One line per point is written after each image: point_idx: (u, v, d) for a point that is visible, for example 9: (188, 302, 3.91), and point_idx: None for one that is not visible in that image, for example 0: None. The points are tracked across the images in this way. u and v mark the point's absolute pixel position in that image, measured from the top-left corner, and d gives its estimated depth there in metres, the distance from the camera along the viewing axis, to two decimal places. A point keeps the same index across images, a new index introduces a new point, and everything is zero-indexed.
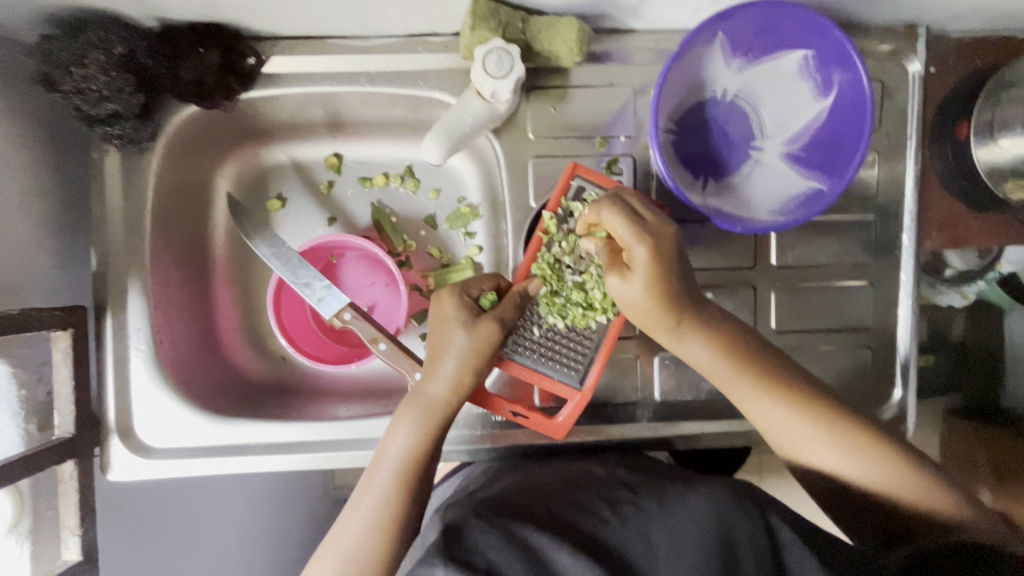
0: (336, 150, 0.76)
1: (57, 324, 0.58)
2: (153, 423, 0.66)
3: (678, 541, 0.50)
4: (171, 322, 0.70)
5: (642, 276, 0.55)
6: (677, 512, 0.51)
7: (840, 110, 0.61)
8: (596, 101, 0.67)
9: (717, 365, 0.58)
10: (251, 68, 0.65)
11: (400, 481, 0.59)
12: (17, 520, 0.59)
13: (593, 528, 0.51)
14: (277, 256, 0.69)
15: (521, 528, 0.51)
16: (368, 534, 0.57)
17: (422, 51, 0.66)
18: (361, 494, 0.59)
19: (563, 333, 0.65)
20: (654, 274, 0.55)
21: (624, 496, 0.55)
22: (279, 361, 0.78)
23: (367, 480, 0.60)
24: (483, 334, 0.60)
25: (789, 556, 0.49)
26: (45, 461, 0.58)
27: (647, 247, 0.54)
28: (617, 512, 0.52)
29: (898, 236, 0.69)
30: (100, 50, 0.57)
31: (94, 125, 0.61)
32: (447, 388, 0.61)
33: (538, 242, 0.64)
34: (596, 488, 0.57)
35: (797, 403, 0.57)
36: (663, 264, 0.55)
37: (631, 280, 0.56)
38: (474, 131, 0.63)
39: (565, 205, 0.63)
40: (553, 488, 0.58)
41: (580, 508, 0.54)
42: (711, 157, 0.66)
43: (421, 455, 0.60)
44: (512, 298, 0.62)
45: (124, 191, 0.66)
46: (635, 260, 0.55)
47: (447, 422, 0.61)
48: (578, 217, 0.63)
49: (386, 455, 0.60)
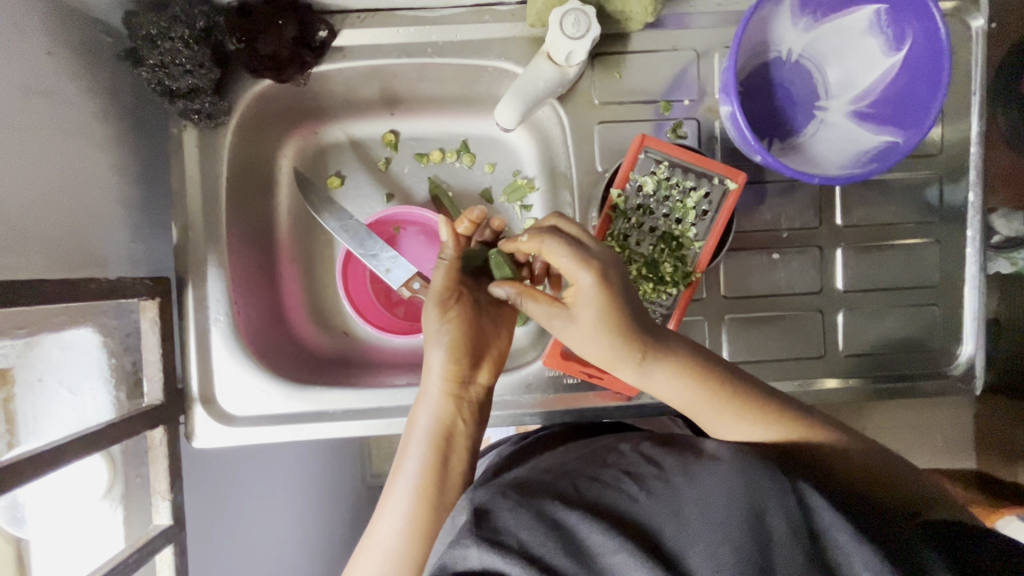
0: (392, 127, 0.78)
1: (147, 293, 0.60)
2: (234, 393, 0.67)
3: (707, 512, 0.44)
4: (245, 296, 0.71)
5: (589, 307, 0.53)
6: (706, 481, 0.46)
7: (914, 64, 0.61)
8: (658, 67, 0.68)
9: (688, 395, 0.56)
10: (322, 41, 0.65)
11: (426, 473, 0.60)
12: (110, 487, 0.61)
13: (619, 505, 0.46)
14: (345, 229, 0.72)
15: (553, 507, 0.46)
16: (399, 529, 0.58)
17: (488, 20, 0.67)
18: (391, 484, 0.61)
19: None
20: (603, 303, 0.52)
21: (649, 470, 0.49)
22: (341, 335, 0.79)
23: (396, 467, 0.61)
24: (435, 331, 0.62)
25: (822, 520, 0.44)
26: (139, 425, 0.59)
27: (592, 272, 0.52)
28: (648, 484, 0.47)
29: (962, 194, 0.69)
30: (183, 24, 0.58)
31: (174, 100, 0.62)
32: (439, 377, 0.62)
33: (607, 218, 0.62)
34: (623, 459, 0.52)
35: (748, 413, 0.55)
36: (610, 290, 0.52)
37: (582, 315, 0.54)
38: (545, 96, 0.63)
39: (632, 178, 0.63)
40: (582, 463, 0.54)
41: (610, 480, 0.49)
42: (776, 119, 0.67)
43: (443, 442, 0.61)
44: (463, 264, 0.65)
45: (200, 165, 0.67)
46: (581, 289, 0.53)
47: (452, 420, 0.62)
48: (646, 189, 0.63)
49: (411, 440, 0.61)
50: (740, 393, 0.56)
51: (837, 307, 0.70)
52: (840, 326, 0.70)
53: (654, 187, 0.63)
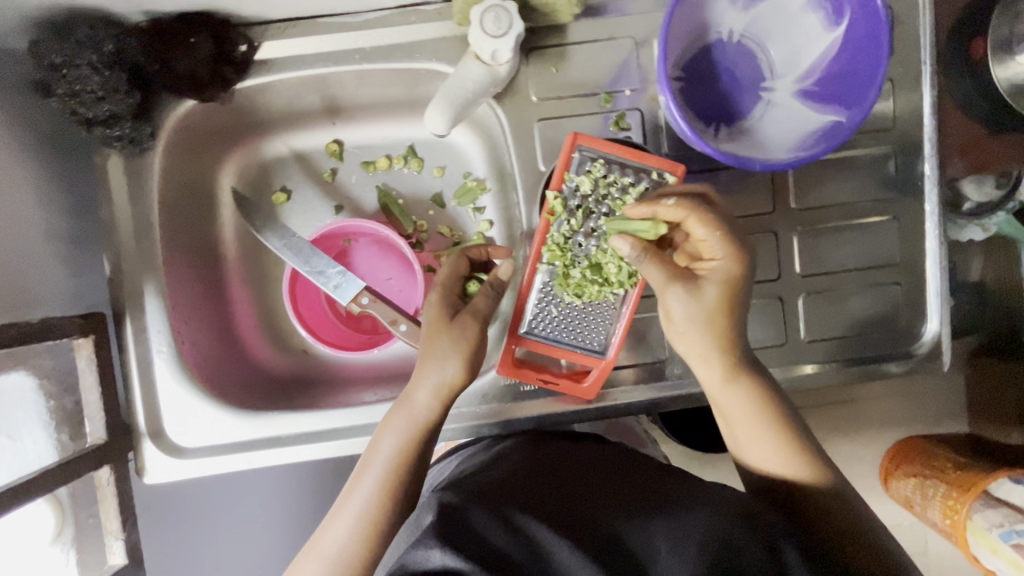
0: (336, 137, 0.76)
1: (79, 332, 0.59)
2: (183, 423, 0.65)
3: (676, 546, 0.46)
4: (189, 323, 0.69)
5: (713, 290, 0.54)
6: (682, 520, 0.48)
7: (854, 38, 0.58)
8: (596, 57, 0.65)
9: (748, 414, 0.58)
10: (243, 56, 0.63)
11: (386, 489, 0.58)
12: (60, 530, 0.60)
13: (590, 524, 0.48)
14: (289, 248, 0.69)
15: (524, 520, 0.48)
16: (351, 539, 0.57)
17: (415, 21, 0.64)
18: (348, 494, 0.59)
19: (582, 310, 0.63)
20: (726, 292, 0.54)
21: (630, 499, 0.51)
22: (300, 354, 0.77)
23: (355, 478, 0.60)
24: (456, 343, 0.59)
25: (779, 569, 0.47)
26: (81, 469, 0.58)
27: (738, 262, 0.54)
28: (626, 509, 0.49)
29: (919, 167, 0.67)
30: (90, 48, 0.56)
31: (93, 128, 0.60)
32: (431, 394, 0.59)
33: (545, 223, 0.61)
34: (597, 483, 0.53)
35: (788, 444, 0.58)
36: (735, 284, 0.55)
37: (706, 293, 0.54)
38: (476, 97, 0.61)
39: (568, 179, 0.60)
40: (561, 477, 0.55)
41: (588, 501, 0.51)
42: (721, 103, 0.64)
43: (408, 459, 0.59)
44: (485, 287, 0.62)
45: (129, 193, 0.64)
46: (713, 271, 0.54)
47: (425, 437, 0.60)
48: (583, 189, 0.60)
49: (376, 455, 0.60)
50: (785, 426, 0.58)
51: (798, 293, 0.68)
52: (801, 312, 0.68)
53: (591, 186, 0.60)
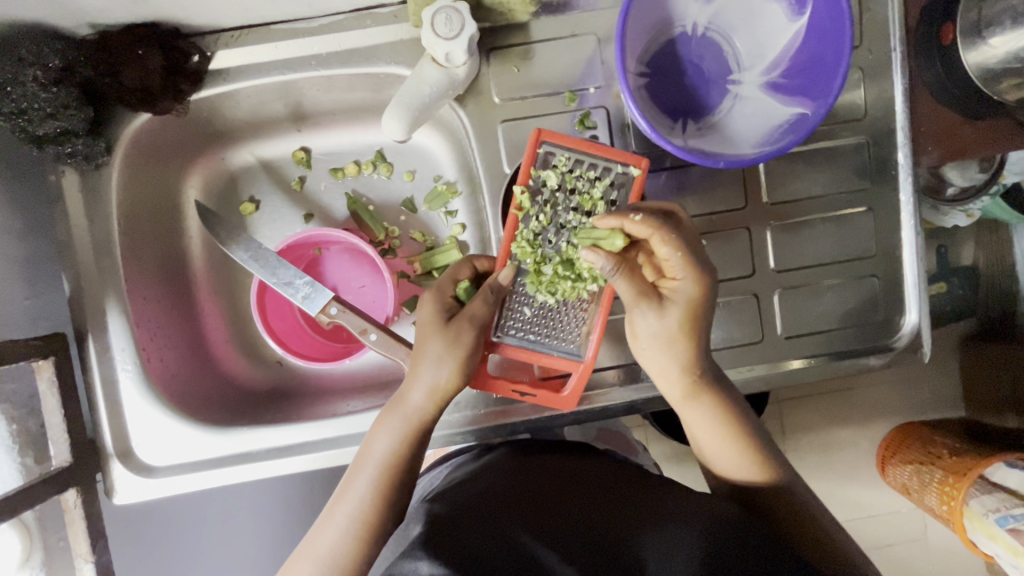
0: (302, 144, 0.74)
1: (37, 353, 0.58)
2: (151, 441, 0.64)
3: (666, 552, 0.45)
4: (155, 340, 0.68)
5: (676, 311, 0.54)
6: (672, 525, 0.47)
7: (817, 28, 0.57)
8: (559, 56, 0.64)
9: (713, 430, 0.58)
10: (197, 66, 0.62)
11: (378, 492, 0.57)
12: (27, 555, 0.61)
13: (579, 533, 0.47)
14: (254, 259, 0.67)
15: (513, 532, 0.47)
16: (341, 540, 0.56)
17: (371, 25, 0.63)
18: (339, 498, 0.58)
19: (556, 309, 0.61)
20: (688, 312, 0.54)
21: (622, 506, 0.50)
22: (274, 366, 0.76)
23: (346, 483, 0.58)
24: (455, 349, 0.56)
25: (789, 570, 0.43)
26: (44, 493, 0.57)
27: (695, 284, 0.54)
28: (617, 517, 0.49)
29: (892, 156, 0.66)
30: (35, 66, 0.54)
31: (44, 145, 0.59)
32: (425, 395, 0.57)
33: (513, 219, 0.59)
34: (587, 489, 0.53)
35: (758, 461, 0.58)
36: (698, 305, 0.54)
37: (666, 315, 0.55)
38: (435, 102, 0.60)
39: (534, 174, 0.59)
40: (553, 484, 0.54)
41: (580, 509, 0.50)
42: (688, 98, 0.63)
43: (401, 462, 0.58)
44: (484, 292, 0.58)
45: (86, 210, 0.63)
46: (677, 292, 0.54)
47: (418, 438, 0.58)
48: (550, 183, 0.59)
49: (368, 457, 0.58)
50: (752, 443, 0.58)
51: (773, 288, 0.67)
52: (777, 308, 0.67)
53: (557, 181, 0.59)
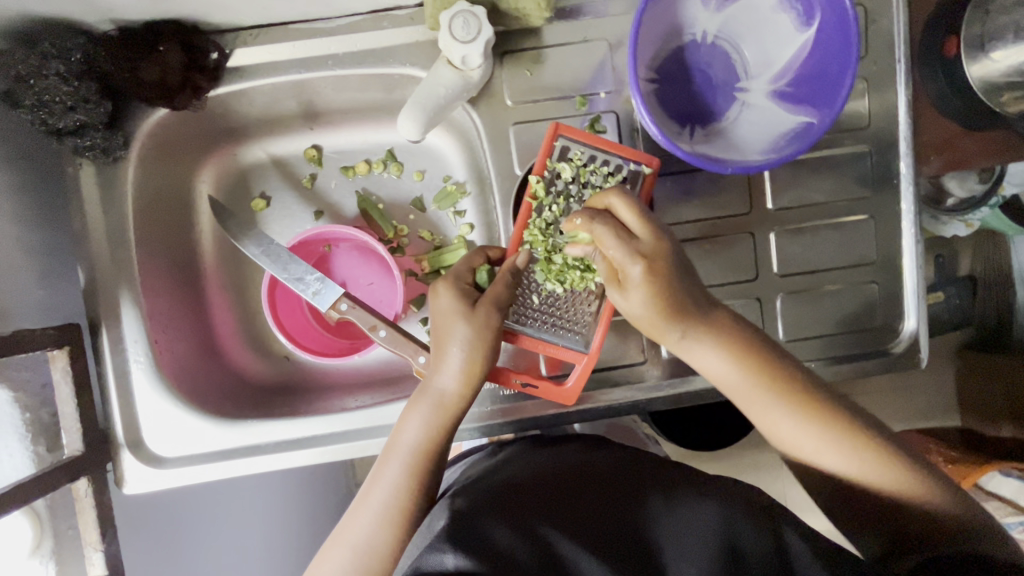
0: (314, 142, 0.75)
1: (54, 343, 0.58)
2: (162, 432, 0.65)
3: (685, 545, 0.46)
4: (166, 332, 0.69)
5: (639, 297, 0.52)
6: (688, 514, 0.48)
7: (824, 39, 0.58)
8: (570, 60, 0.65)
9: (734, 378, 0.55)
10: (215, 63, 0.63)
11: (410, 479, 0.58)
12: (38, 543, 0.61)
13: (597, 524, 0.47)
14: (266, 254, 0.69)
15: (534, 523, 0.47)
16: (379, 524, 0.57)
17: (387, 26, 0.64)
18: (370, 488, 0.59)
19: (564, 299, 0.62)
20: (652, 293, 0.52)
21: (636, 489, 0.50)
22: (282, 361, 0.77)
23: (376, 472, 0.59)
24: (485, 328, 0.57)
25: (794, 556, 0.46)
26: (57, 481, 0.58)
27: (643, 265, 0.51)
28: (632, 504, 0.49)
29: (895, 164, 0.67)
30: (58, 58, 0.56)
31: (63, 138, 0.60)
32: (458, 380, 0.58)
33: (527, 207, 0.60)
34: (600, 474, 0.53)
35: (814, 420, 0.53)
36: (660, 280, 0.52)
37: (631, 299, 0.53)
38: (450, 103, 0.61)
39: (550, 166, 0.60)
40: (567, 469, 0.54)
41: (595, 495, 0.50)
42: (696, 105, 0.64)
43: (433, 448, 0.59)
44: (502, 277, 0.59)
45: (102, 203, 0.64)
46: (630, 279, 0.52)
47: (450, 424, 0.59)
48: (565, 176, 0.60)
49: (398, 446, 0.59)
50: (785, 387, 0.54)
51: (776, 292, 0.68)
52: (780, 312, 0.68)
53: (572, 174, 0.60)
